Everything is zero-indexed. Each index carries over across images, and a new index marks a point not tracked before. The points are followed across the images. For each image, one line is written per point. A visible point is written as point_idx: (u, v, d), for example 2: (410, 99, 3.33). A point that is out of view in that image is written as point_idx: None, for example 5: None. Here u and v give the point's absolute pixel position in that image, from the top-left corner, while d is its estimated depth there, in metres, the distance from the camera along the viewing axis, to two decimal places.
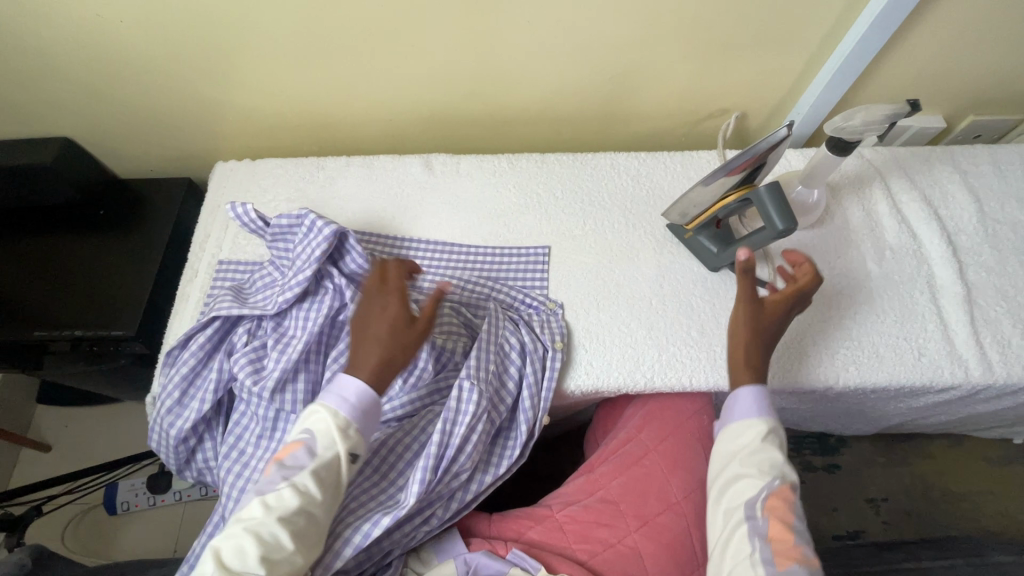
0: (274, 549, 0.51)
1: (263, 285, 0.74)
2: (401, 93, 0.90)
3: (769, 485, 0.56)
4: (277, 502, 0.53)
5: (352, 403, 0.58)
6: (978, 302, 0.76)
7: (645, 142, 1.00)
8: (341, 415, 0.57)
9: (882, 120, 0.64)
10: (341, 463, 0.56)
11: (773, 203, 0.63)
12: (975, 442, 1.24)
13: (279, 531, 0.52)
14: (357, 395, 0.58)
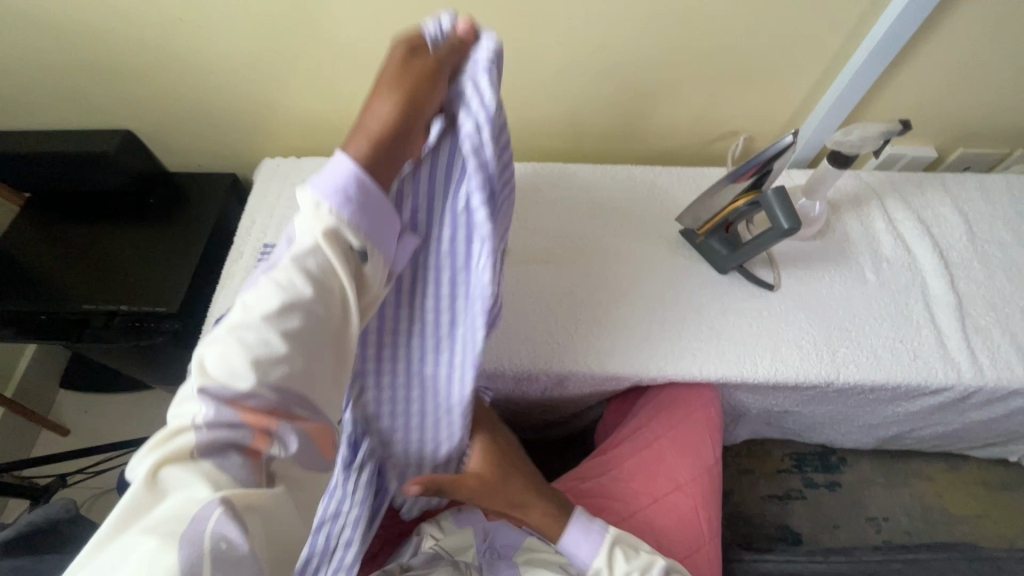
0: (266, 353, 0.37)
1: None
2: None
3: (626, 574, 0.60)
4: (260, 302, 0.39)
5: (342, 189, 0.42)
6: (969, 312, 0.82)
7: (659, 160, 1.08)
8: (324, 204, 0.41)
9: (876, 136, 0.71)
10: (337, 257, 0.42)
11: (779, 205, 0.70)
12: (972, 465, 1.27)
13: (267, 335, 0.38)
14: (345, 179, 0.42)
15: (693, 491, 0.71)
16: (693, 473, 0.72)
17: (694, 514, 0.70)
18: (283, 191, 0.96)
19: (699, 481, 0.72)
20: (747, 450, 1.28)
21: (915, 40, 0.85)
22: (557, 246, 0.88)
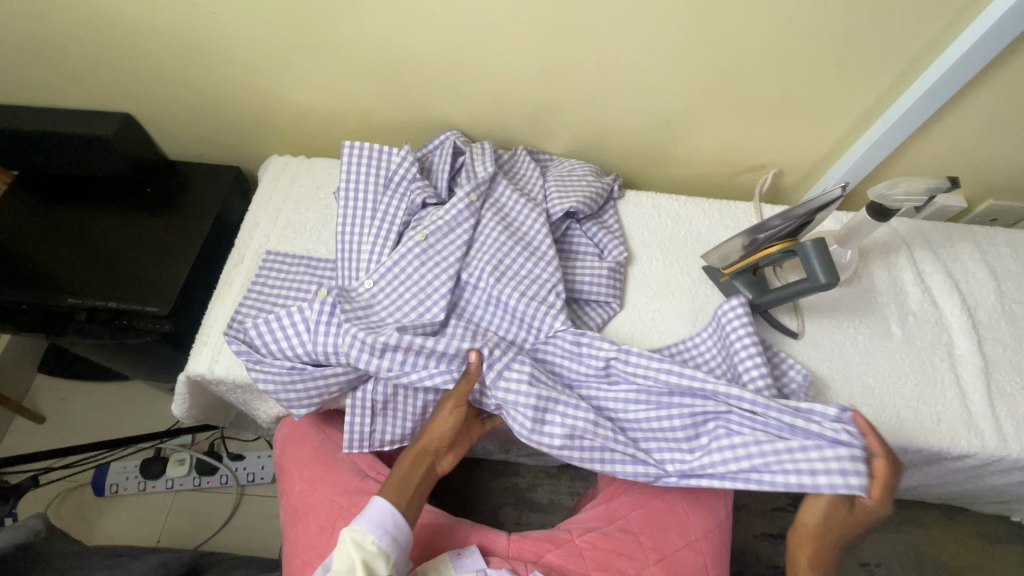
0: None
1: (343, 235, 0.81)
2: (458, 113, 0.93)
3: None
4: (362, 545, 0.57)
5: (387, 528, 0.59)
6: (994, 377, 0.79)
7: (681, 187, 1.04)
8: (370, 538, 0.58)
9: (923, 192, 0.68)
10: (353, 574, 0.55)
11: (817, 256, 0.66)
12: (969, 517, 1.26)
13: None
14: (392, 520, 0.60)
15: (702, 548, 0.69)
16: (704, 529, 0.70)
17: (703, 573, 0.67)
18: (290, 193, 0.90)
19: (709, 538, 0.70)
20: (742, 486, 1.27)
21: (964, 90, 0.82)
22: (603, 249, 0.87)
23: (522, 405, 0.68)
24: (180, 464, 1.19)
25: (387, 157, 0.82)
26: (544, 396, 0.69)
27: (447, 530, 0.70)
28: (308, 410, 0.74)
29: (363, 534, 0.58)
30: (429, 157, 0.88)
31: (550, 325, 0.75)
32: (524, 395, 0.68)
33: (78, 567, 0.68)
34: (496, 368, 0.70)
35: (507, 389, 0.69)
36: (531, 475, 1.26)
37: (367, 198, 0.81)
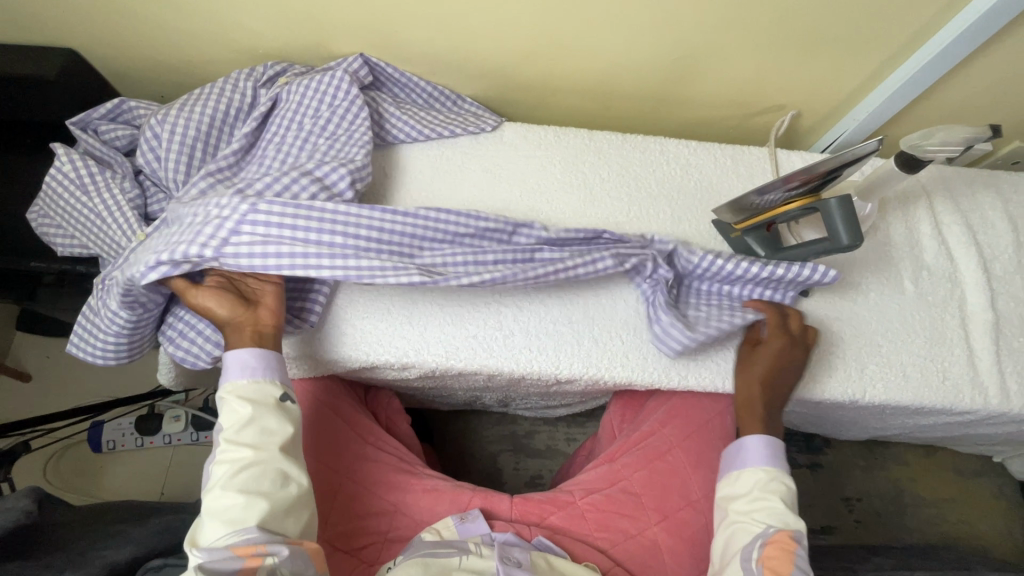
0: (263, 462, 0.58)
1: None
2: (444, 51, 0.83)
3: (765, 532, 0.61)
4: (253, 396, 0.60)
5: (252, 366, 0.62)
6: (1004, 332, 0.78)
7: (689, 131, 0.96)
8: (250, 380, 0.61)
9: (959, 142, 0.62)
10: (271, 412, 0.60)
11: (841, 216, 0.61)
12: (950, 454, 1.29)
13: (242, 474, 0.57)
14: (232, 361, 0.61)
15: (704, 509, 0.70)
16: (705, 489, 0.71)
17: (703, 531, 0.69)
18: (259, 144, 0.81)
19: (710, 498, 0.71)
20: None
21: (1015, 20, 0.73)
22: (606, 198, 0.82)
23: (260, 257, 0.64)
24: (175, 421, 1.19)
25: (203, 107, 0.80)
26: (297, 243, 0.65)
27: (450, 491, 0.68)
28: (210, 363, 0.70)
29: (241, 386, 0.61)
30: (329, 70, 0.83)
31: None
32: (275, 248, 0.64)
33: (83, 538, 0.69)
34: (224, 237, 0.64)
35: (238, 252, 0.64)
36: (529, 422, 1.27)
37: (223, 120, 0.81)
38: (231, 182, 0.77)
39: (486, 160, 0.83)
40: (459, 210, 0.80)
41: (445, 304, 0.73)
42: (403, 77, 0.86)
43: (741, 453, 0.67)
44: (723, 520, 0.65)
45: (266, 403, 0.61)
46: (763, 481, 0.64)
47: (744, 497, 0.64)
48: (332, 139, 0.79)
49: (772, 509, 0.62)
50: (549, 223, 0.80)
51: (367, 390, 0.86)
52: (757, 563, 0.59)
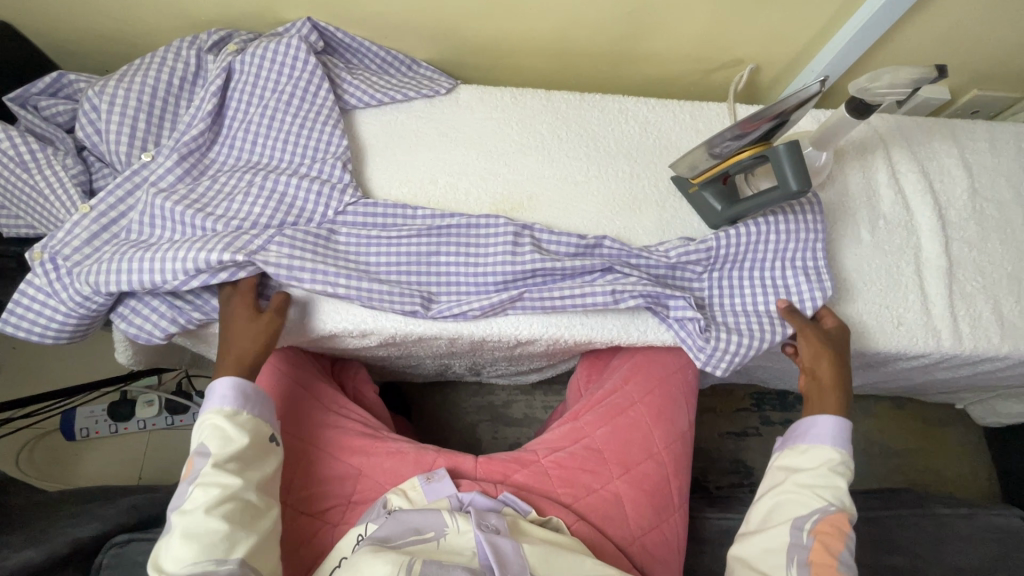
0: (243, 495, 0.56)
1: (287, 149, 0.77)
2: (391, 11, 0.80)
3: (823, 509, 0.58)
4: (237, 431, 0.59)
5: (238, 396, 0.60)
6: (957, 276, 0.79)
7: (651, 90, 0.95)
8: (235, 411, 0.60)
9: (906, 85, 0.62)
10: (256, 444, 0.60)
11: (789, 162, 0.61)
12: (918, 404, 1.32)
13: (224, 506, 0.55)
14: (229, 389, 0.60)
15: (665, 460, 0.71)
16: (667, 441, 0.72)
17: (664, 481, 0.70)
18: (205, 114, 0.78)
19: (671, 449, 0.72)
20: (709, 389, 1.32)
21: None
22: (565, 159, 0.81)
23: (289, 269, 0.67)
24: (151, 405, 1.19)
25: (145, 77, 0.77)
26: (317, 266, 0.68)
27: (414, 453, 0.69)
28: (166, 338, 0.69)
29: (232, 414, 0.59)
30: (276, 36, 0.80)
31: (340, 200, 0.74)
32: (295, 256, 0.68)
33: (47, 518, 0.69)
34: (249, 249, 0.67)
35: (267, 261, 0.67)
36: (506, 392, 1.28)
37: (169, 91, 0.79)
38: (185, 158, 0.75)
39: (441, 124, 0.82)
40: (415, 176, 0.79)
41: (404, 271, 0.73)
42: (356, 42, 0.84)
43: (812, 428, 0.64)
44: (774, 486, 0.62)
45: (248, 431, 0.59)
46: (834, 463, 0.61)
47: (808, 472, 0.61)
48: (283, 107, 0.77)
49: (836, 490, 0.60)
50: (507, 186, 0.79)
51: (334, 361, 0.86)
52: (808, 534, 0.58)
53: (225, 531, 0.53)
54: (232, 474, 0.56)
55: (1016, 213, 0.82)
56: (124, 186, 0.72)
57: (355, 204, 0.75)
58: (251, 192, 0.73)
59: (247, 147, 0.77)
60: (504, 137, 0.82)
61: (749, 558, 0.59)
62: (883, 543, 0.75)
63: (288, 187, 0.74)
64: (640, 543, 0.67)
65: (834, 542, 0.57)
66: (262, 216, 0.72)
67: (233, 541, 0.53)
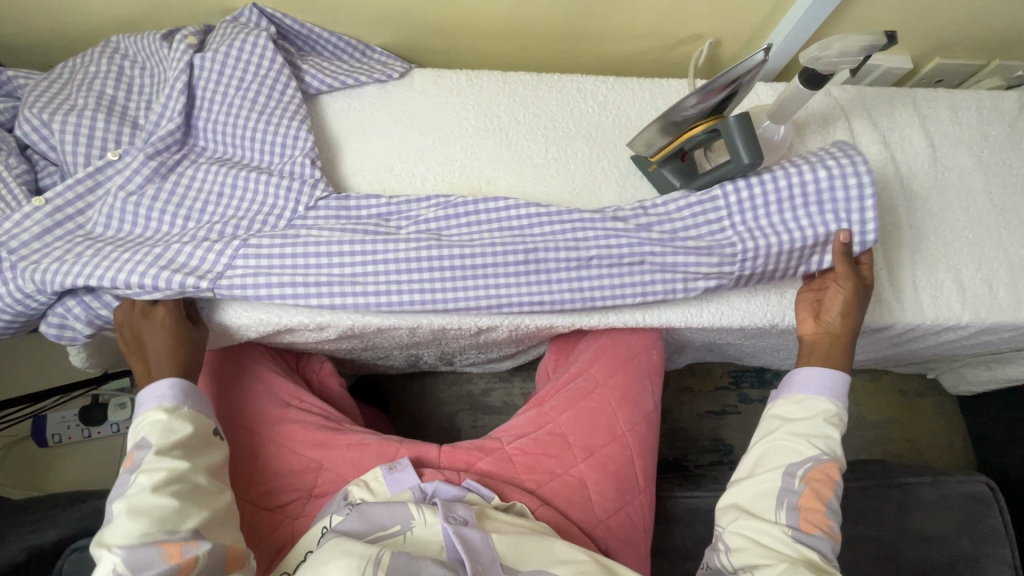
0: (192, 478, 0.56)
1: (250, 145, 0.72)
2: None
3: (817, 457, 0.56)
4: (179, 420, 0.57)
5: (174, 394, 0.59)
6: (919, 247, 0.78)
7: (615, 68, 0.93)
8: (174, 405, 0.58)
9: (857, 52, 0.61)
10: (201, 432, 0.59)
11: (740, 135, 0.61)
12: (893, 375, 1.33)
13: (172, 488, 0.54)
14: (172, 385, 0.59)
15: (629, 442, 0.71)
16: (631, 423, 0.72)
17: (628, 463, 0.70)
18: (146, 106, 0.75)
19: (636, 431, 0.72)
20: (688, 369, 1.32)
21: None
22: (524, 142, 0.80)
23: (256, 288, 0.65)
24: (123, 407, 1.18)
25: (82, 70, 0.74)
26: (288, 275, 0.66)
27: (376, 445, 0.68)
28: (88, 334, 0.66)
29: (174, 407, 0.58)
30: (227, 23, 0.77)
31: (310, 194, 0.70)
32: (260, 271, 0.66)
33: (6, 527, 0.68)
34: (214, 272, 0.65)
35: (233, 284, 0.65)
36: (484, 380, 1.27)
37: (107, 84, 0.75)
38: (154, 157, 0.69)
39: (397, 110, 0.80)
40: (371, 164, 0.77)
41: (380, 263, 0.67)
42: (306, 29, 0.81)
43: (811, 380, 0.60)
44: (767, 431, 0.60)
45: (190, 422, 0.58)
46: (829, 413, 0.58)
47: (803, 422, 0.59)
48: (218, 94, 0.73)
49: (828, 440, 0.57)
50: (465, 172, 0.78)
51: (298, 357, 0.84)
52: (799, 481, 0.55)
53: (175, 509, 0.54)
54: (178, 459, 0.56)
55: (977, 181, 0.82)
56: (87, 184, 0.67)
57: (326, 199, 0.71)
58: (226, 196, 0.69)
59: (208, 141, 0.73)
60: (460, 121, 0.80)
61: (741, 503, 0.57)
62: (848, 514, 0.76)
63: (222, 185, 0.69)
64: (604, 525, 0.67)
65: (824, 489, 0.55)
66: (208, 210, 0.69)
67: (183, 519, 0.54)
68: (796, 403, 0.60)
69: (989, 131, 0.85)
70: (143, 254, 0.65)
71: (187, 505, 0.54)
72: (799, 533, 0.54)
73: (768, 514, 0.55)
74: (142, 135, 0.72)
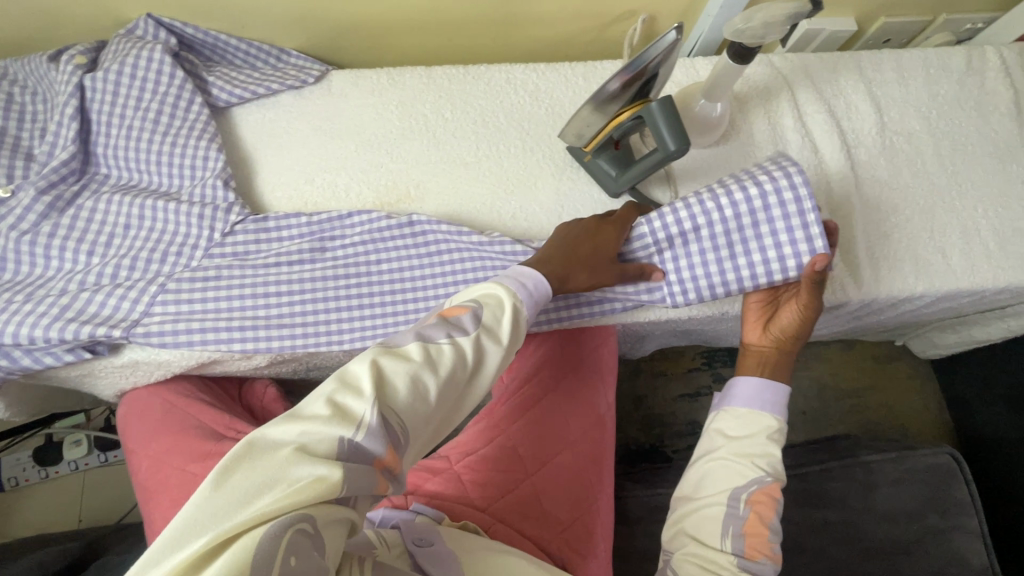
0: (428, 392, 0.45)
1: (154, 169, 0.67)
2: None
3: (760, 478, 0.53)
4: (488, 321, 0.51)
5: (526, 291, 0.55)
6: (871, 218, 0.76)
7: (550, 53, 0.88)
8: (516, 297, 0.54)
9: (781, 22, 0.58)
10: (488, 349, 0.50)
11: (663, 118, 0.57)
12: (866, 342, 1.32)
13: (428, 383, 0.45)
14: (536, 287, 0.56)
15: (582, 448, 0.70)
16: (583, 428, 0.71)
17: (581, 471, 0.69)
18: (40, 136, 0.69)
19: (588, 436, 0.71)
20: (660, 353, 1.30)
21: None
22: (453, 139, 0.76)
23: (169, 333, 0.60)
24: (79, 444, 1.14)
25: None
26: (205, 316, 0.61)
27: None
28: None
29: (501, 303, 0.53)
30: (121, 39, 0.72)
31: (223, 219, 0.65)
32: (175, 316, 0.61)
33: None
34: (129, 320, 0.61)
35: (148, 333, 0.60)
36: None
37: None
38: (48, 190, 0.64)
39: (315, 117, 0.75)
40: (291, 178, 0.73)
41: (304, 294, 0.63)
42: (210, 37, 0.75)
43: (754, 395, 0.58)
44: (710, 450, 0.57)
45: (496, 330, 0.51)
46: (770, 430, 0.56)
47: (745, 440, 0.56)
48: (115, 119, 0.67)
49: (773, 458, 0.55)
50: (391, 177, 0.74)
51: (240, 384, 0.80)
52: (744, 505, 0.53)
53: (398, 414, 0.43)
54: (451, 355, 0.47)
55: (926, 143, 0.79)
56: None
57: (242, 223, 0.66)
58: (134, 225, 0.65)
59: (110, 167, 0.68)
60: (381, 123, 0.76)
61: (688, 528, 0.54)
62: (816, 498, 0.74)
63: (128, 209, 0.65)
64: (561, 540, 0.65)
65: (769, 513, 0.52)
66: (112, 243, 0.64)
67: (393, 421, 0.42)
68: (736, 417, 0.58)
69: (937, 91, 0.82)
70: (42, 298, 0.61)
71: (414, 405, 0.44)
72: (745, 560, 0.50)
73: (714, 541, 0.52)
74: (36, 167, 0.67)
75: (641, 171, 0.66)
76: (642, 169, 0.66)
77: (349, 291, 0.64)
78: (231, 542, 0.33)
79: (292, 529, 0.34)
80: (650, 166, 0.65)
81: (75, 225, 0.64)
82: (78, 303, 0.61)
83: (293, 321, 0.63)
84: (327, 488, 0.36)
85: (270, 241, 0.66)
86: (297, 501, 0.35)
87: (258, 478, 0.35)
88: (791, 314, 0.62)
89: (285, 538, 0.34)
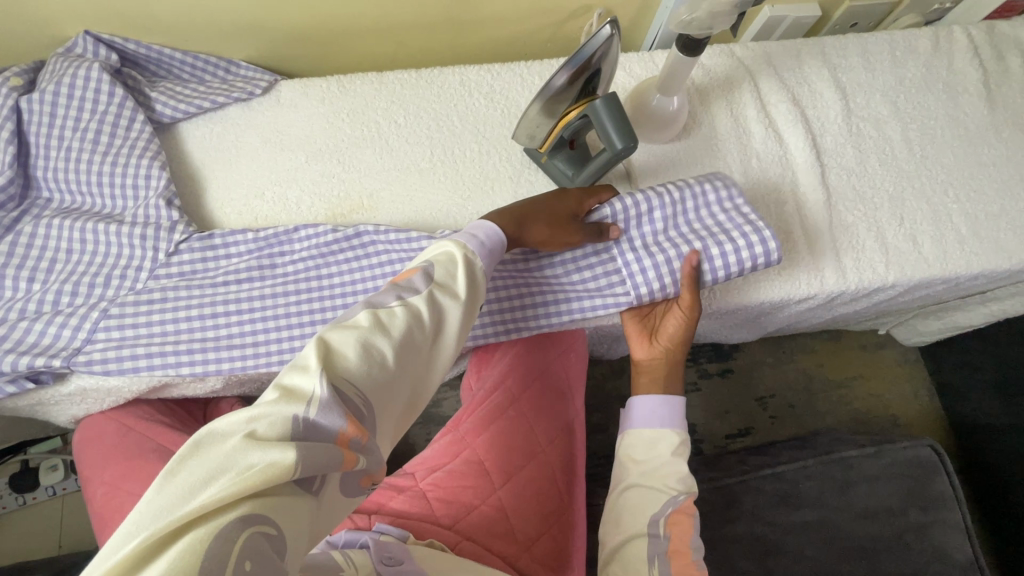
0: (388, 357, 0.42)
1: (95, 190, 0.66)
2: (170, 13, 0.69)
3: (674, 499, 0.53)
4: (442, 279, 0.48)
5: (480, 241, 0.54)
6: (837, 208, 0.74)
7: (508, 51, 0.86)
8: (469, 248, 0.52)
9: (726, 10, 0.56)
10: (445, 308, 0.47)
11: (608, 116, 0.56)
12: (853, 332, 1.29)
13: (384, 347, 0.42)
14: (488, 237, 0.55)
15: (549, 457, 0.68)
16: (550, 436, 0.69)
17: (549, 481, 0.67)
18: None
19: (555, 444, 0.70)
20: None
21: None
22: (405, 145, 0.74)
23: (114, 359, 0.60)
24: (56, 469, 1.12)
25: None
26: (150, 340, 0.60)
27: None
28: None
29: (452, 260, 0.50)
30: (59, 58, 0.70)
31: (166, 238, 0.64)
32: (119, 341, 0.60)
33: None
34: (71, 348, 0.60)
35: (91, 360, 0.60)
36: None
37: None
38: None
39: (264, 129, 0.73)
40: (240, 192, 0.71)
41: (252, 312, 0.62)
42: (153, 52, 0.74)
43: (652, 414, 0.58)
44: (622, 484, 0.57)
45: (450, 288, 0.48)
46: (674, 445, 0.57)
47: (651, 462, 0.56)
48: (52, 141, 0.66)
49: (680, 474, 0.55)
50: (344, 187, 0.72)
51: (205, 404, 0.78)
52: (664, 529, 0.52)
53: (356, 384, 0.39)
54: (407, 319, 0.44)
55: (893, 129, 0.77)
56: None
57: (186, 241, 0.64)
58: (77, 250, 0.64)
59: (51, 191, 0.66)
60: (331, 132, 0.74)
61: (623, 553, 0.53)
62: (792, 497, 0.72)
63: (69, 233, 0.63)
64: (529, 554, 0.63)
65: (689, 531, 0.52)
66: (54, 268, 0.63)
67: (351, 391, 0.38)
68: (641, 440, 0.58)
69: (904, 75, 0.80)
70: None
71: (372, 371, 0.40)
72: None
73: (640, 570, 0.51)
74: None
75: (597, 169, 0.64)
76: (598, 166, 0.64)
77: (297, 306, 0.62)
78: (173, 546, 0.29)
79: (246, 528, 0.31)
80: (603, 164, 0.63)
81: (15, 252, 0.63)
82: (19, 332, 0.60)
83: (242, 341, 0.61)
84: (277, 474, 0.32)
85: (218, 258, 0.64)
86: (246, 492, 0.31)
87: (203, 472, 0.31)
88: (673, 322, 0.63)
89: (238, 540, 0.30)
